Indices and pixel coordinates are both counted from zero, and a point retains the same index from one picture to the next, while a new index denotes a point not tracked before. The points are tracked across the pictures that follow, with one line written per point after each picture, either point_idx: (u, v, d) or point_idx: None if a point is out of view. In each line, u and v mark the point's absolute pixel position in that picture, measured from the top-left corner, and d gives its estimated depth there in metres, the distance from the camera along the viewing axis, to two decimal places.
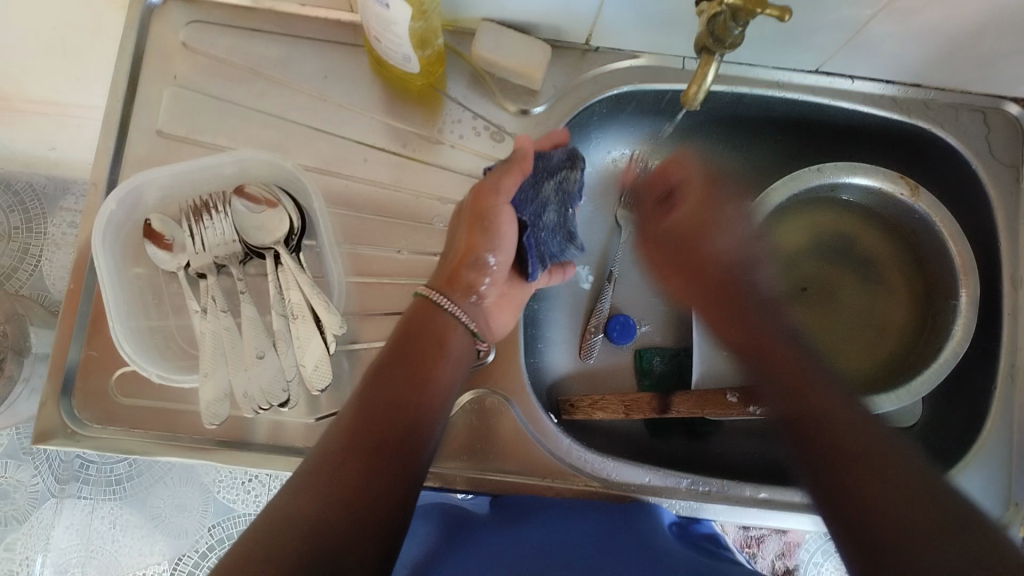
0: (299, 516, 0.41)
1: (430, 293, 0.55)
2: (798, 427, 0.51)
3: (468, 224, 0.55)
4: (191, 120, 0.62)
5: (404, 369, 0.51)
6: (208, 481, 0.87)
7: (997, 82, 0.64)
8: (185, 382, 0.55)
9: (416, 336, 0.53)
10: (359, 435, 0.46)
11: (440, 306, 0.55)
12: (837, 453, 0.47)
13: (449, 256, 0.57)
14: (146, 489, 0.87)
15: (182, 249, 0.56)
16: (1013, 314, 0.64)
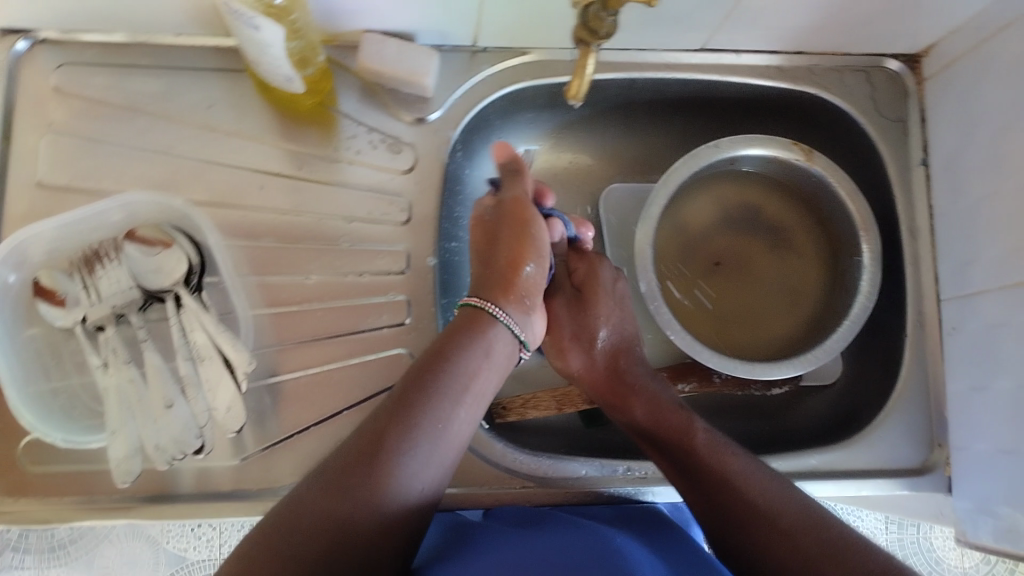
0: (298, 538, 0.41)
1: (484, 304, 0.53)
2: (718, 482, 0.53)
3: (498, 236, 0.56)
4: (73, 168, 0.59)
5: (446, 382, 0.48)
6: (156, 532, 0.78)
7: (876, 42, 0.65)
8: (91, 442, 0.53)
9: (460, 342, 0.50)
10: (385, 457, 0.44)
11: (498, 317, 0.52)
12: (758, 529, 0.50)
13: (490, 269, 0.55)
14: (90, 551, 0.77)
15: (77, 304, 0.53)
16: (914, 263, 0.66)
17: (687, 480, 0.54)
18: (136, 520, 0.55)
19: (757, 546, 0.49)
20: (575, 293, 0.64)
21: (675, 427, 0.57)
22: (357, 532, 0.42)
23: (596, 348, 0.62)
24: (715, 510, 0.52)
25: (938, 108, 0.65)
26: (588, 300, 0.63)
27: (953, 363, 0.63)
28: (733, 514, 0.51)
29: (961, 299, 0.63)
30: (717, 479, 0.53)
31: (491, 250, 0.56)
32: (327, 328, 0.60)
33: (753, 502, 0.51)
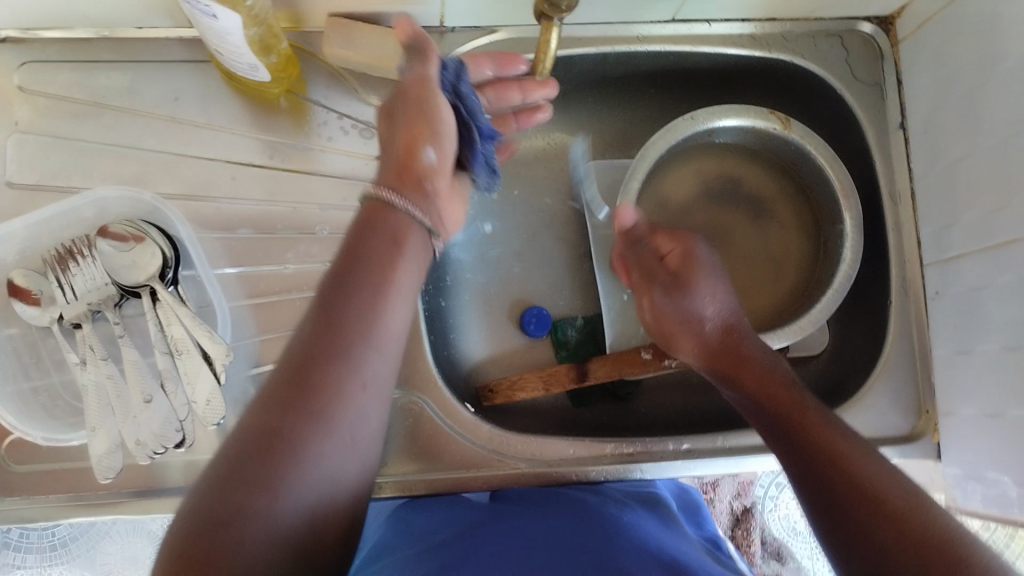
0: (260, 452, 0.39)
1: (383, 194, 0.50)
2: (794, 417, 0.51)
3: (398, 124, 0.53)
4: (43, 167, 0.59)
5: (365, 279, 0.47)
6: (157, 528, 0.79)
7: (849, 6, 0.65)
8: (74, 439, 0.53)
9: (371, 238, 0.48)
10: (326, 359, 0.43)
11: (397, 206, 0.50)
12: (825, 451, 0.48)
13: (390, 155, 0.54)
14: (92, 548, 0.77)
15: (52, 302, 0.53)
16: (896, 227, 0.66)
17: (770, 421, 0.52)
18: (124, 515, 0.55)
19: (816, 461, 0.47)
20: (666, 268, 0.62)
21: (762, 383, 0.54)
22: (317, 432, 0.41)
23: (698, 323, 0.59)
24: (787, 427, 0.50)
25: (913, 70, 0.65)
26: (683, 272, 0.61)
27: (939, 327, 0.63)
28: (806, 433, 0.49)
29: (944, 262, 0.62)
30: (807, 435, 0.49)
31: (392, 137, 0.54)
32: None
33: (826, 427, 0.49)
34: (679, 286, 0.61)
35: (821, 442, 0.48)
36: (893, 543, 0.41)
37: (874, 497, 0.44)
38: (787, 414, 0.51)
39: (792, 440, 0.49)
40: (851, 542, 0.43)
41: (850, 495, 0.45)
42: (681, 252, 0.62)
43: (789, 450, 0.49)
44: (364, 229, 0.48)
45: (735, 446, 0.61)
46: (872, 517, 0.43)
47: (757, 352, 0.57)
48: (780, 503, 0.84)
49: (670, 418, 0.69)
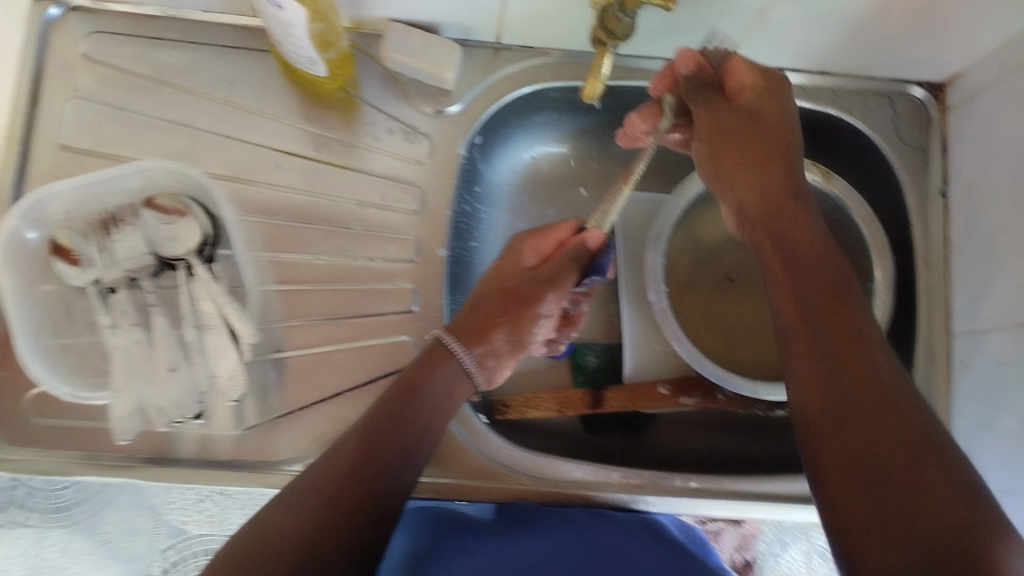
0: (277, 541, 0.44)
1: (443, 337, 0.56)
2: (833, 368, 0.45)
3: (505, 302, 0.59)
4: (98, 134, 0.61)
5: (411, 409, 0.52)
6: (159, 503, 0.73)
7: (900, 67, 0.66)
8: (97, 398, 0.55)
9: (433, 378, 0.54)
10: (355, 471, 0.47)
11: (451, 351, 0.56)
12: (847, 364, 0.45)
13: (471, 315, 0.58)
14: (94, 516, 0.74)
15: (91, 264, 0.55)
16: (927, 292, 0.65)
17: (817, 326, 0.47)
18: (135, 480, 0.56)
19: (841, 375, 0.44)
20: (732, 78, 0.56)
21: (812, 262, 0.49)
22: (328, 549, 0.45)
23: (768, 162, 0.53)
24: (810, 328, 0.47)
25: (960, 137, 0.65)
26: (755, 117, 0.54)
27: (961, 396, 0.63)
28: (846, 338, 0.45)
29: (972, 330, 0.62)
30: (833, 314, 0.47)
31: (480, 303, 0.59)
32: (333, 308, 0.60)
33: (861, 330, 0.46)
34: (743, 89, 0.55)
35: (853, 338, 0.45)
36: (912, 497, 0.39)
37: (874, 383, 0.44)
38: (823, 287, 0.48)
39: (818, 316, 0.47)
40: (824, 467, 0.43)
41: (849, 372, 0.44)
42: (765, 105, 0.55)
43: (793, 323, 0.48)
44: (421, 366, 0.54)
45: (742, 489, 0.61)
46: (899, 481, 0.40)
47: (816, 229, 0.51)
48: (780, 560, 0.80)
49: (681, 453, 0.69)
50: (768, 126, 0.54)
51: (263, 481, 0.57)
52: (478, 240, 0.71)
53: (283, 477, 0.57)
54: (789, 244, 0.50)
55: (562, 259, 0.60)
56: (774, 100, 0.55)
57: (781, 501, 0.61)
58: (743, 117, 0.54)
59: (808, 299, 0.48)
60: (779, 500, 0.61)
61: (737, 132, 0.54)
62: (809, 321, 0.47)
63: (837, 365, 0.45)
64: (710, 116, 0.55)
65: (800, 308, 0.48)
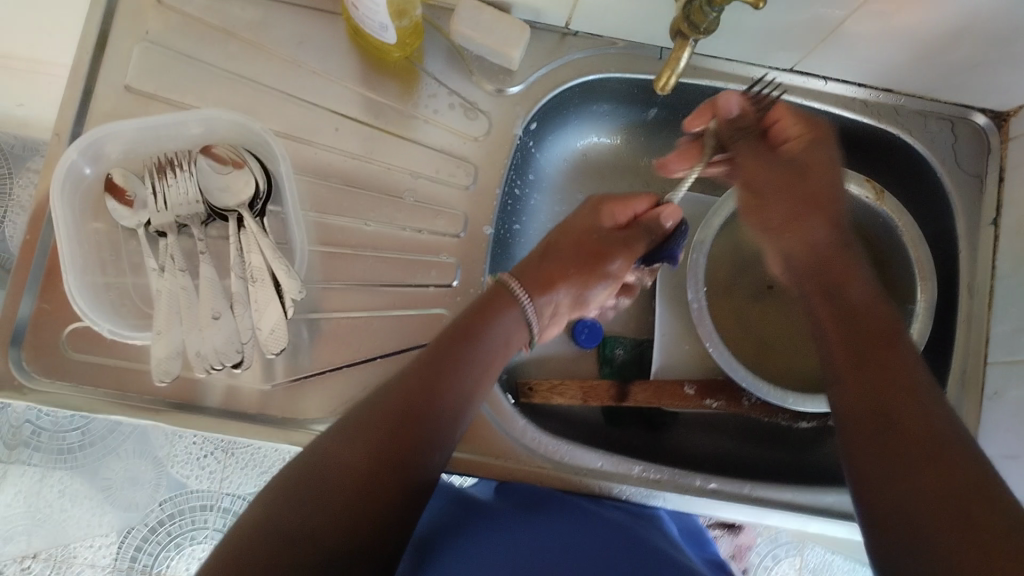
0: (313, 493, 0.42)
1: (509, 281, 0.56)
2: (879, 403, 0.45)
3: (578, 257, 0.59)
4: (161, 79, 0.61)
5: (452, 369, 0.49)
6: (162, 454, 0.78)
7: (967, 93, 0.65)
8: (137, 338, 0.54)
9: (496, 320, 0.54)
10: (385, 431, 0.45)
11: (514, 295, 0.55)
12: (891, 393, 0.45)
13: (542, 262, 0.58)
14: (99, 460, 0.78)
15: (143, 206, 0.55)
16: (967, 321, 0.65)
17: (863, 360, 0.47)
18: (162, 424, 0.56)
19: (894, 408, 0.44)
20: (779, 125, 0.59)
21: (864, 312, 0.50)
22: (362, 510, 0.42)
23: (812, 170, 0.57)
24: (859, 365, 0.47)
25: (1019, 168, 0.64)
26: (796, 173, 0.57)
27: (991, 427, 0.62)
28: (890, 382, 0.46)
29: (1011, 363, 0.61)
30: (874, 362, 0.47)
31: (552, 249, 0.59)
32: (374, 275, 0.61)
33: (913, 376, 0.46)
34: (789, 136, 0.58)
35: (900, 370, 0.46)
36: (971, 518, 0.37)
37: (911, 433, 0.42)
38: (869, 340, 0.49)
39: (865, 360, 0.47)
40: (863, 477, 0.43)
41: (894, 427, 0.43)
42: (818, 156, 0.57)
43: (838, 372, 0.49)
44: (484, 307, 0.54)
45: (759, 496, 0.61)
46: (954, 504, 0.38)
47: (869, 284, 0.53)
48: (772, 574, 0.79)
49: (701, 454, 0.69)
50: (818, 159, 0.57)
51: (289, 440, 0.57)
52: (525, 222, 0.71)
53: (309, 436, 0.57)
54: (826, 271, 0.54)
55: (638, 231, 0.61)
56: (824, 146, 0.58)
57: (794, 509, 0.61)
58: (784, 167, 0.58)
59: (858, 341, 0.49)
60: (793, 508, 0.61)
61: (803, 186, 0.57)
62: (860, 359, 0.47)
63: (886, 398, 0.45)
64: (750, 164, 0.59)
65: (864, 360, 0.47)
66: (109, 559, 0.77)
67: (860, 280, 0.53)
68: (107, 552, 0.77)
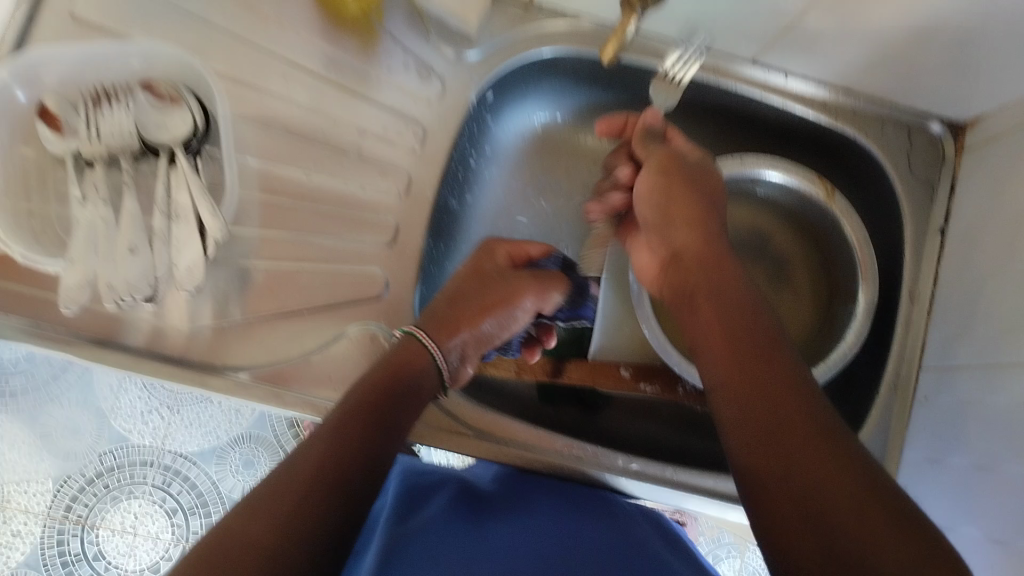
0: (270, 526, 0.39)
1: (418, 332, 0.55)
2: (757, 396, 0.42)
3: (482, 303, 0.60)
4: (109, 9, 0.59)
5: (387, 400, 0.49)
6: (105, 407, 0.88)
7: (925, 99, 0.64)
8: (49, 266, 0.52)
9: (411, 372, 0.52)
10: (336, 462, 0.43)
11: (428, 350, 0.55)
12: (767, 384, 0.42)
13: (448, 311, 0.58)
14: (39, 407, 0.87)
15: (73, 135, 0.54)
16: (905, 328, 0.64)
17: (737, 344, 0.45)
18: (76, 357, 0.55)
19: (761, 403, 0.42)
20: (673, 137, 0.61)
21: (746, 304, 0.47)
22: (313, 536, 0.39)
23: (700, 174, 0.58)
24: (738, 350, 0.45)
25: (970, 179, 0.64)
26: (699, 171, 0.58)
27: (918, 432, 0.62)
28: (762, 372, 0.43)
29: (942, 372, 0.61)
30: (763, 368, 0.43)
31: (454, 304, 0.59)
32: (311, 228, 0.59)
33: (795, 370, 0.43)
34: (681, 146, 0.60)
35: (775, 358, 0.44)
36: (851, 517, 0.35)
37: (812, 437, 0.39)
38: (760, 348, 0.44)
39: (748, 347, 0.45)
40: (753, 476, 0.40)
41: (796, 437, 0.39)
42: (701, 167, 0.58)
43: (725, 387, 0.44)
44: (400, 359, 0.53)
45: (681, 481, 0.61)
46: (841, 509, 0.36)
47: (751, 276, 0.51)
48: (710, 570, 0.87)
49: (634, 438, 0.68)
50: (701, 166, 0.58)
51: (206, 386, 0.56)
52: (475, 193, 0.70)
53: (228, 384, 0.56)
54: (707, 253, 0.52)
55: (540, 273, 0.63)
56: (704, 161, 0.59)
57: (714, 496, 0.60)
58: (694, 169, 0.58)
59: (742, 325, 0.46)
60: (713, 494, 0.60)
61: (678, 176, 0.57)
62: (741, 349, 0.45)
63: (759, 391, 0.42)
64: (646, 184, 0.59)
65: (736, 350, 0.45)
66: (45, 505, 0.86)
67: (739, 279, 0.49)
68: (43, 499, 0.86)
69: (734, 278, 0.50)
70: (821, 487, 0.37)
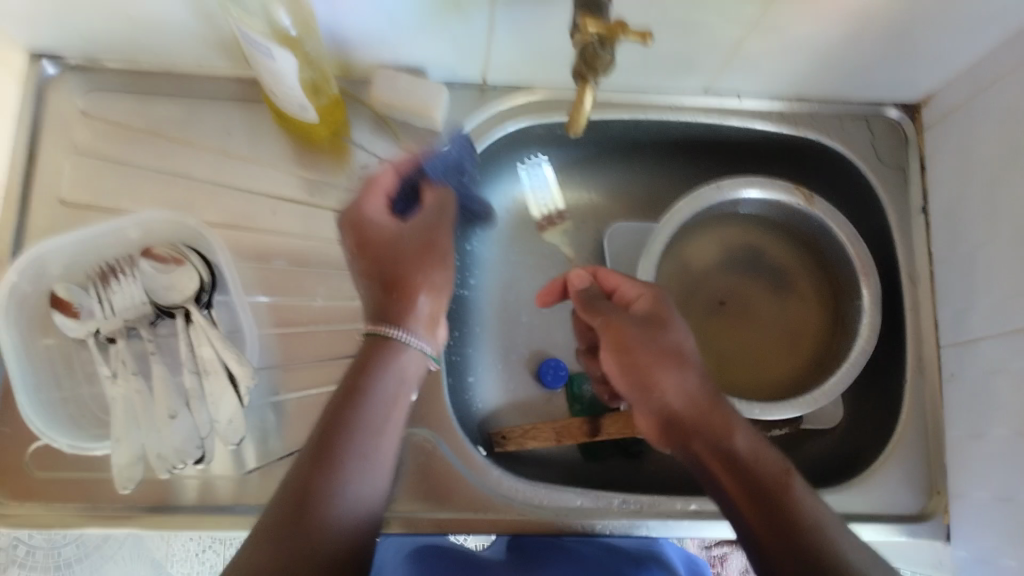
0: None
1: (382, 329, 0.54)
2: (802, 561, 0.45)
3: (416, 247, 0.56)
4: (96, 188, 0.62)
5: (344, 465, 0.49)
6: (159, 555, 0.86)
7: (876, 90, 0.67)
8: (98, 449, 0.54)
9: (380, 379, 0.52)
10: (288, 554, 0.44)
11: (402, 342, 0.53)
12: (800, 545, 0.46)
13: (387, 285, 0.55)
14: (95, 571, 0.84)
15: (90, 316, 0.56)
16: (914, 308, 0.66)
17: (751, 515, 0.48)
18: (136, 529, 0.56)
19: (806, 565, 0.45)
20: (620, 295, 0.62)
21: (749, 464, 0.50)
22: None
23: (660, 323, 0.57)
24: (762, 519, 0.47)
25: (938, 154, 0.67)
26: (656, 321, 0.58)
27: (953, 407, 0.63)
28: (795, 531, 0.46)
29: (960, 344, 0.63)
30: (782, 515, 0.47)
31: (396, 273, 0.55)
32: (332, 350, 0.61)
33: (814, 518, 0.47)
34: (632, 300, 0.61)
35: (796, 511, 0.47)
36: None
37: None
38: (771, 492, 0.48)
39: (769, 512, 0.47)
40: None
41: None
42: (658, 310, 0.59)
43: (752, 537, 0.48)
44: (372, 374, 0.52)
45: None
46: None
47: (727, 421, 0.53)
48: None
49: (681, 475, 0.70)
50: (659, 314, 0.58)
51: None
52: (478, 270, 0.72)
53: None
54: (689, 417, 0.53)
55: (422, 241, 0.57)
56: (657, 304, 0.59)
57: None
58: (640, 326, 0.57)
59: (749, 492, 0.49)
60: None
61: (634, 338, 0.57)
62: (762, 513, 0.48)
63: (798, 552, 0.46)
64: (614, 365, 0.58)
65: (757, 521, 0.48)
66: None
67: (730, 431, 0.52)
68: None
69: (720, 440, 0.51)
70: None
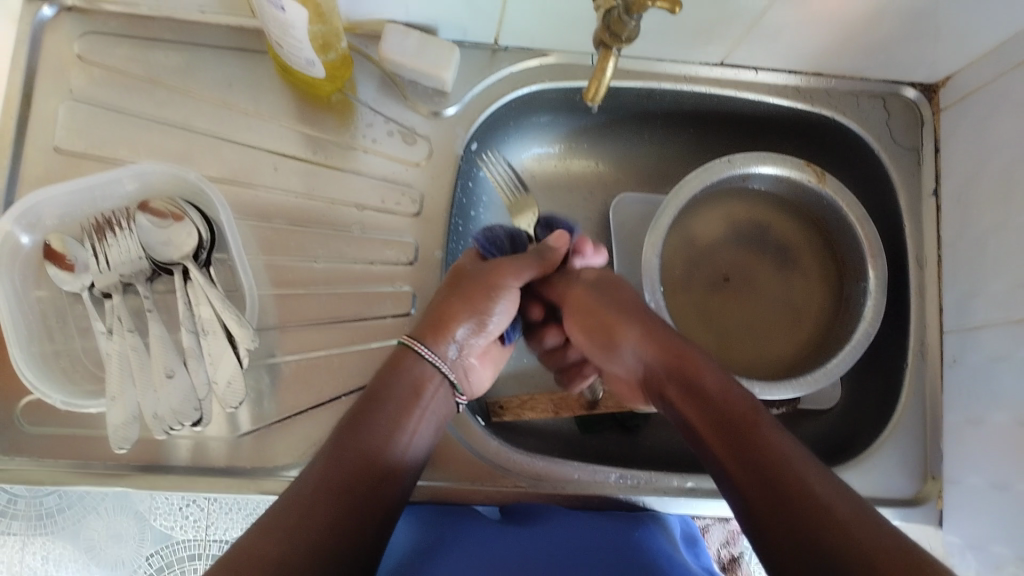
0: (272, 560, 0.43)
1: (412, 341, 0.56)
2: (766, 481, 0.47)
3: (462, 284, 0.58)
4: (91, 136, 0.60)
5: (377, 424, 0.52)
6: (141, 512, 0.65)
7: (893, 69, 0.66)
8: (91, 407, 0.53)
9: (395, 381, 0.54)
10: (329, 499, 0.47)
11: (421, 355, 0.55)
12: (764, 469, 0.48)
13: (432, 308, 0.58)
14: (78, 523, 0.64)
15: (86, 269, 0.54)
16: (919, 292, 0.66)
17: (723, 445, 0.50)
18: (128, 487, 0.55)
19: (768, 487, 0.47)
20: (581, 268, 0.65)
21: (723, 400, 0.52)
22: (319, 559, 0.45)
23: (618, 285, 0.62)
24: (734, 449, 0.50)
25: (952, 137, 0.66)
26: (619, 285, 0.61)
27: (952, 394, 0.63)
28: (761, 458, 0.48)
29: (963, 331, 0.62)
30: (756, 450, 0.49)
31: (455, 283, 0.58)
32: (332, 313, 0.60)
33: (783, 445, 0.49)
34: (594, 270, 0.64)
35: (765, 439, 0.49)
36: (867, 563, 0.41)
37: (811, 498, 0.45)
38: (741, 423, 0.51)
39: (740, 440, 0.50)
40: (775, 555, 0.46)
41: (794, 499, 0.46)
42: (620, 281, 0.62)
43: (732, 480, 0.49)
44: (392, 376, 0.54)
45: None
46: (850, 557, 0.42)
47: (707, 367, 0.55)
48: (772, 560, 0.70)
49: (677, 451, 0.69)
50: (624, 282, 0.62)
51: (259, 489, 0.56)
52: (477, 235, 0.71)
53: (281, 483, 0.56)
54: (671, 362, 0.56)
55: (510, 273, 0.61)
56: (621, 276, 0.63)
57: None
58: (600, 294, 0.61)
59: (723, 425, 0.51)
60: None
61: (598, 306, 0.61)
62: (733, 441, 0.50)
63: (762, 476, 0.48)
64: (579, 319, 0.62)
65: (727, 451, 0.50)
66: None
67: (711, 372, 0.54)
68: None
69: (699, 381, 0.54)
70: (845, 555, 0.42)
